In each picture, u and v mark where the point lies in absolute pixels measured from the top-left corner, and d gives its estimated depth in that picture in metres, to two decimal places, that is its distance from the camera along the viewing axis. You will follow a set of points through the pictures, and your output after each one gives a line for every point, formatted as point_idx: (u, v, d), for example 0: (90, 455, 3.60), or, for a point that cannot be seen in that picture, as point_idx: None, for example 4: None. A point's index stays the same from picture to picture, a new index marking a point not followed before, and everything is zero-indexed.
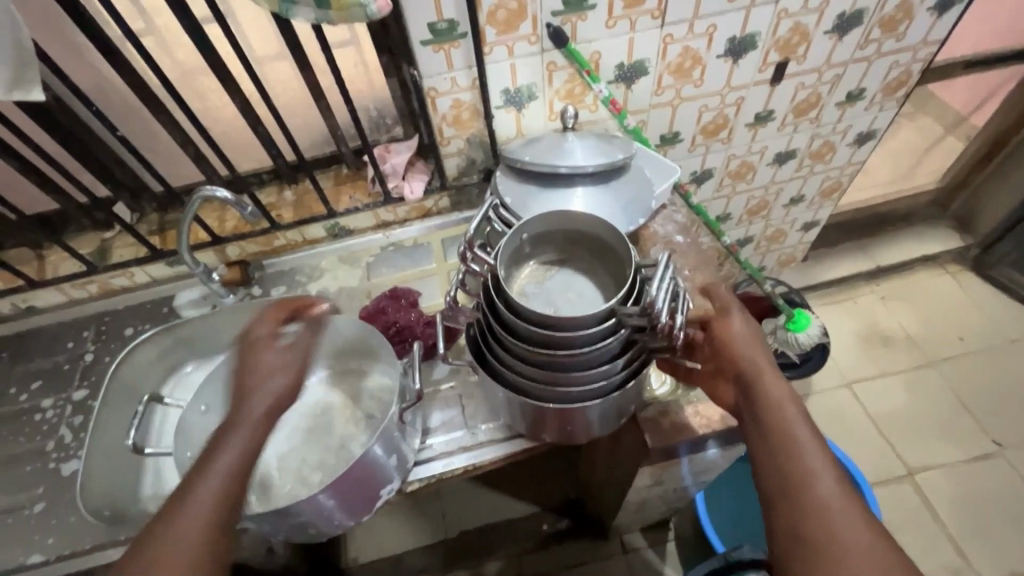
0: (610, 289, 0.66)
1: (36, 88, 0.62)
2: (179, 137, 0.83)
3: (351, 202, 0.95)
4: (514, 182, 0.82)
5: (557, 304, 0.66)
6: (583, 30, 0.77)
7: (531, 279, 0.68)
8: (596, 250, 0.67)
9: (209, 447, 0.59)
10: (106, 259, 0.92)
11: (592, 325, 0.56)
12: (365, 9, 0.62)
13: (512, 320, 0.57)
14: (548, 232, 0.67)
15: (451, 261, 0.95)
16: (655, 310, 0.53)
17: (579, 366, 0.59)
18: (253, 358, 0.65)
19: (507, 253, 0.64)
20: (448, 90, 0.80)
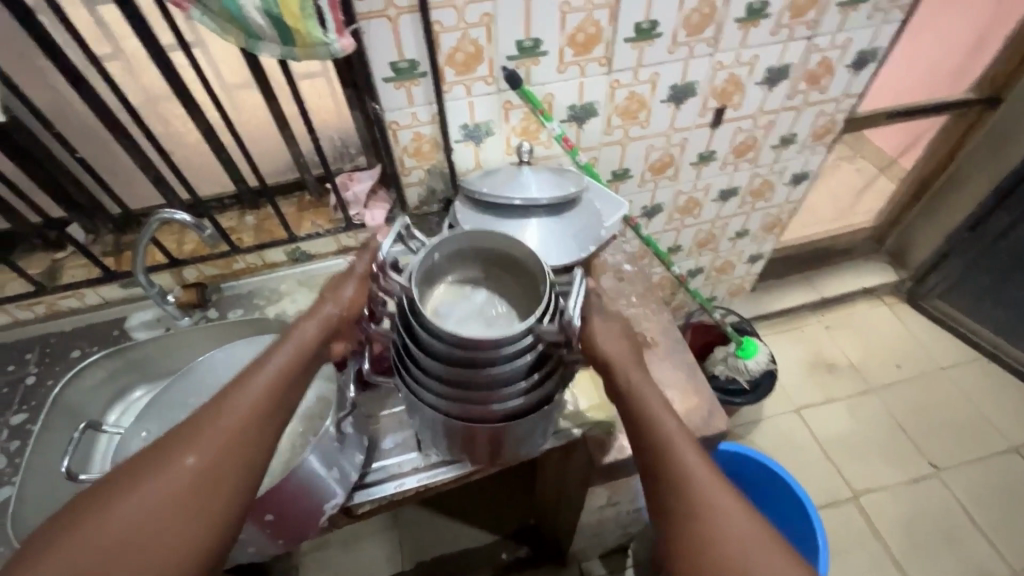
0: (526, 299, 0.68)
1: None
2: (140, 160, 0.83)
3: (313, 227, 0.97)
4: (474, 212, 0.86)
5: (478, 323, 0.67)
6: (537, 73, 0.83)
7: (448, 296, 0.69)
8: (516, 269, 0.68)
9: (196, 433, 0.52)
10: (55, 280, 0.91)
11: (512, 342, 0.55)
12: (328, 47, 0.66)
13: (429, 340, 0.57)
14: (467, 248, 0.68)
15: None
16: (572, 328, 0.57)
17: (500, 384, 0.59)
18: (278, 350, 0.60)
19: (422, 274, 0.64)
20: (410, 124, 0.85)
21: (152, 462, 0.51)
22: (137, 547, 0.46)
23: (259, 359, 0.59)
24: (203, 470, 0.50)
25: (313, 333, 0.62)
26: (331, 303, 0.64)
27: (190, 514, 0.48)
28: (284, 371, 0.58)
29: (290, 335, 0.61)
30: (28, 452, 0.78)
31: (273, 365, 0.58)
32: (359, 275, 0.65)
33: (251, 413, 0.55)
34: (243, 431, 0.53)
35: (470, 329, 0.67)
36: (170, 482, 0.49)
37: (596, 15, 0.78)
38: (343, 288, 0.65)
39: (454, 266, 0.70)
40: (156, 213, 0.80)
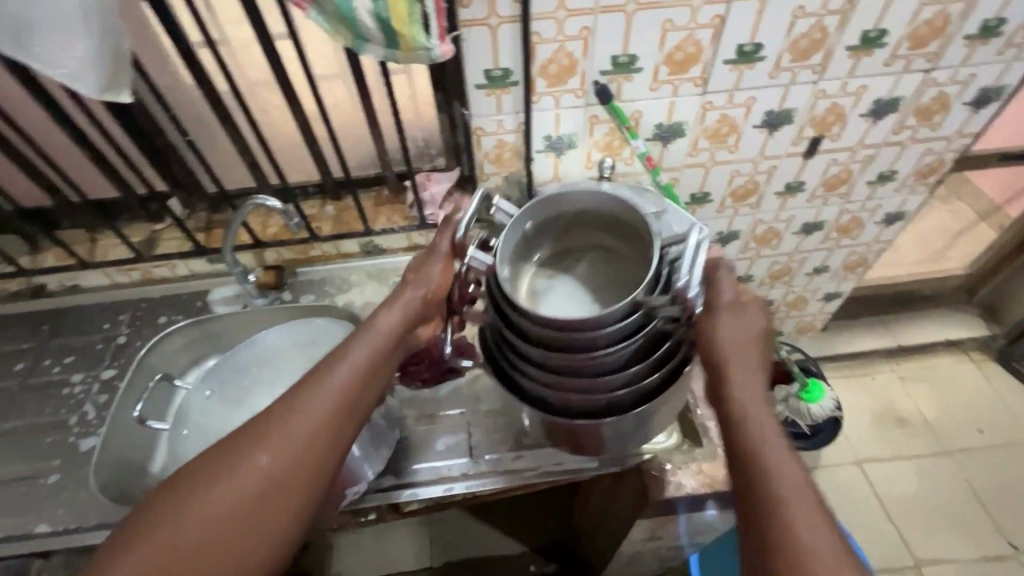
0: (622, 269, 0.70)
1: (125, 92, 0.66)
2: (239, 145, 0.88)
3: (388, 223, 1.00)
4: None
5: (571, 299, 0.70)
6: (628, 89, 0.81)
7: (540, 275, 0.72)
8: (610, 234, 0.70)
9: (271, 431, 0.55)
10: (152, 250, 0.97)
11: (622, 320, 0.58)
12: (429, 52, 0.67)
13: (528, 323, 0.59)
14: (554, 222, 0.71)
15: None
16: (686, 297, 0.58)
17: (603, 369, 0.60)
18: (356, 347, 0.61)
19: (512, 245, 0.67)
20: (494, 131, 0.85)
21: (230, 456, 0.54)
22: (215, 539, 0.50)
23: (338, 353, 0.61)
24: (278, 471, 0.53)
25: (391, 327, 0.63)
26: (419, 286, 0.66)
27: (265, 516, 0.52)
28: (360, 370, 0.60)
29: (368, 331, 0.62)
30: (114, 407, 0.84)
31: (351, 363, 0.60)
32: (442, 256, 0.66)
33: (323, 416, 0.56)
34: (313, 437, 0.55)
35: (565, 306, 0.69)
36: (246, 481, 0.52)
37: (697, 34, 0.76)
38: (427, 271, 0.66)
39: (540, 244, 0.72)
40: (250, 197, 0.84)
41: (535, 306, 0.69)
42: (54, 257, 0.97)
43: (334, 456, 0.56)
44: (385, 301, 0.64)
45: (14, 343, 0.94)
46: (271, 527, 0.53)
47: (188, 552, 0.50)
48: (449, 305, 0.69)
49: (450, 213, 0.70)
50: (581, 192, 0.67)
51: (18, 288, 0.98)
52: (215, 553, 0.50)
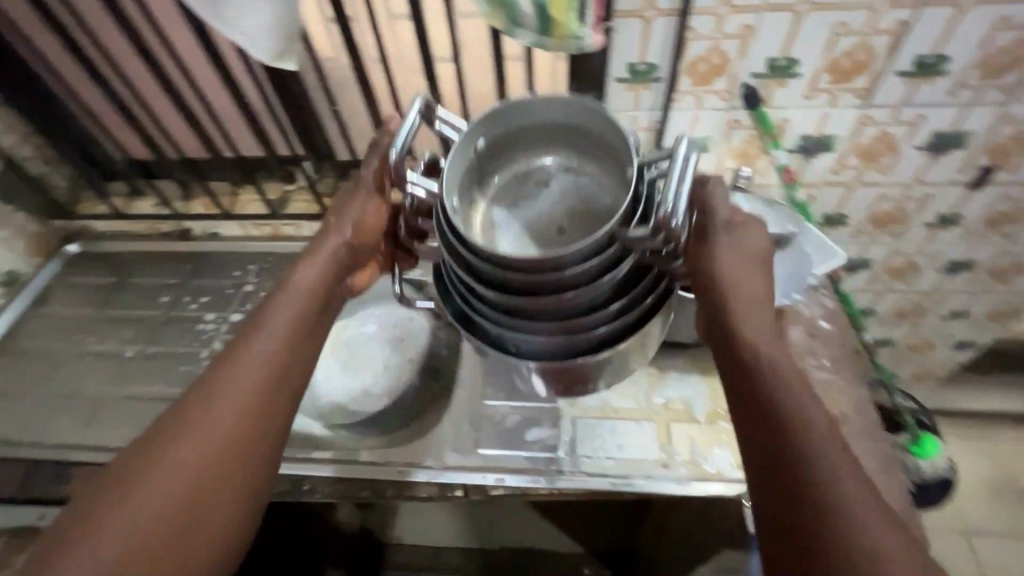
0: (593, 194, 0.58)
1: (293, 61, 0.69)
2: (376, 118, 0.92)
3: None
4: None
5: (545, 227, 0.58)
6: (780, 95, 0.76)
7: (500, 201, 0.60)
8: (581, 151, 0.59)
9: (220, 382, 0.53)
10: (285, 208, 1.06)
11: (590, 256, 0.48)
12: (581, 41, 0.66)
13: (484, 266, 0.50)
14: (518, 136, 0.59)
15: None
16: (670, 227, 0.45)
17: (570, 311, 0.52)
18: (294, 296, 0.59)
19: (462, 168, 0.56)
20: (626, 127, 0.82)
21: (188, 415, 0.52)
22: (185, 488, 0.48)
23: (262, 316, 0.58)
24: (240, 413, 0.52)
25: (315, 282, 0.61)
26: (346, 227, 0.64)
27: (236, 456, 0.51)
28: (291, 324, 0.58)
29: (292, 290, 0.60)
30: None
31: (279, 322, 0.57)
32: (372, 194, 0.64)
33: (271, 359, 0.55)
34: (268, 375, 0.54)
35: (527, 237, 0.58)
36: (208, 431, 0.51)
37: (872, 41, 0.69)
38: (351, 209, 0.65)
39: (506, 166, 0.60)
40: None
41: (493, 240, 0.58)
42: (202, 206, 1.08)
43: (289, 389, 0.56)
44: (303, 258, 0.62)
45: (161, 278, 1.05)
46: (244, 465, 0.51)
47: (161, 509, 0.47)
48: (395, 234, 0.69)
49: (384, 136, 0.64)
50: (540, 99, 0.56)
51: (168, 230, 1.10)
52: (190, 499, 0.48)
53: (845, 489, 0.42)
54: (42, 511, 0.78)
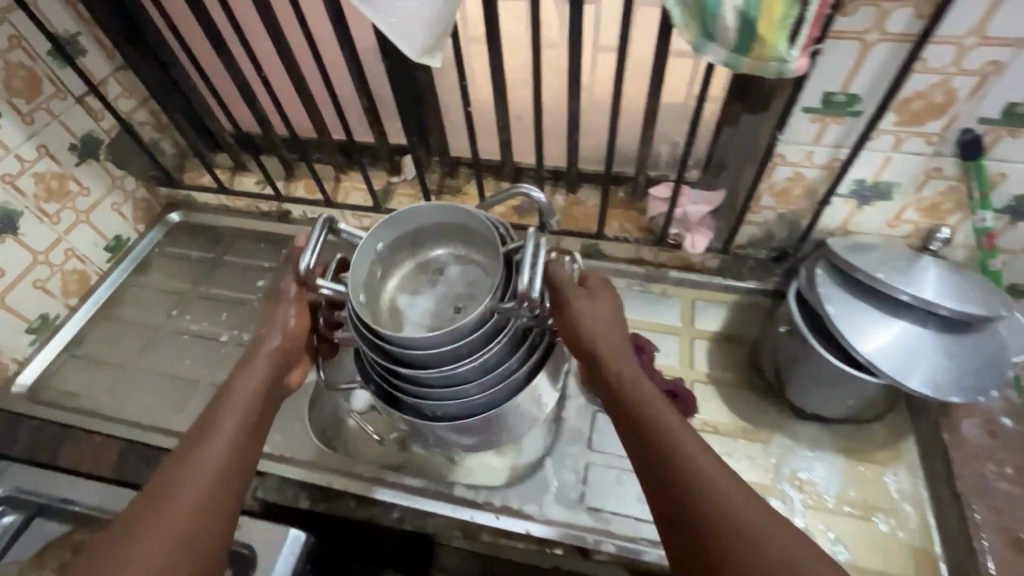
0: (478, 273, 0.65)
1: (440, 56, 0.61)
2: (502, 120, 0.84)
3: (620, 231, 0.91)
4: (843, 294, 0.68)
5: (445, 310, 0.65)
6: (1007, 146, 0.62)
7: (404, 289, 0.67)
8: (460, 235, 0.66)
9: (190, 447, 0.52)
10: (387, 202, 1.01)
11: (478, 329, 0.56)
12: (784, 65, 0.55)
13: (396, 347, 0.56)
14: (409, 236, 0.66)
15: (699, 368, 0.82)
16: (531, 297, 0.53)
17: (473, 376, 0.59)
18: (256, 365, 0.58)
19: (365, 269, 0.62)
20: (797, 162, 0.70)
21: (161, 486, 0.50)
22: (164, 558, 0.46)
23: (204, 424, 0.54)
24: (214, 473, 0.51)
25: (252, 391, 0.57)
26: (272, 334, 0.60)
27: (211, 518, 0.49)
28: (235, 430, 0.54)
29: (226, 406, 0.55)
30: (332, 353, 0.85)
31: (223, 430, 0.53)
32: (293, 298, 0.61)
33: (242, 419, 0.55)
34: (242, 437, 0.54)
35: (431, 319, 0.65)
36: (183, 498, 0.49)
37: None
38: (277, 316, 0.61)
39: (402, 259, 0.67)
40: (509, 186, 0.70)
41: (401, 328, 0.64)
42: (303, 189, 1.04)
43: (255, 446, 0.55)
44: (239, 369, 0.58)
45: (258, 260, 1.02)
46: (215, 528, 0.49)
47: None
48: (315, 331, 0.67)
49: (292, 247, 0.64)
50: (426, 204, 0.62)
51: (268, 210, 1.07)
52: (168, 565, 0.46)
53: (719, 492, 0.48)
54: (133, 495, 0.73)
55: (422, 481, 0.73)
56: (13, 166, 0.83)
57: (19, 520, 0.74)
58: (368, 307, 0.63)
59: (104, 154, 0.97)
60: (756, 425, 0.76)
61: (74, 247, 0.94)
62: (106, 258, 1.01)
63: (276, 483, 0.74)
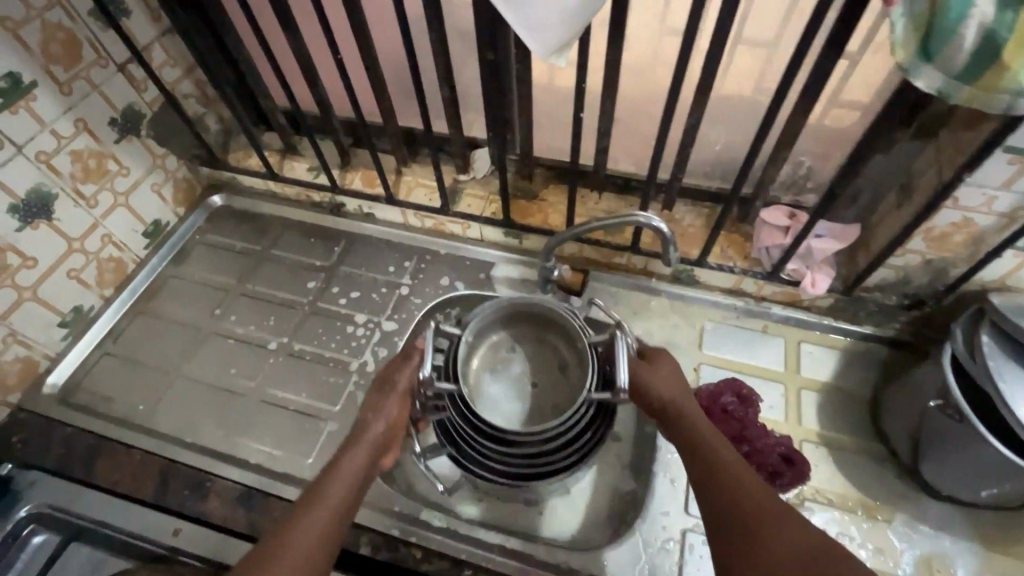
0: (558, 355, 0.70)
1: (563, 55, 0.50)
2: (606, 125, 0.72)
3: (722, 257, 0.80)
4: (1020, 369, 0.56)
5: (523, 388, 0.71)
6: None
7: (485, 368, 0.70)
8: (542, 322, 0.70)
9: (281, 528, 0.49)
10: (454, 202, 0.90)
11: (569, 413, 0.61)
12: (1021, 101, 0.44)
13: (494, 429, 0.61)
14: (490, 322, 0.69)
15: (807, 425, 0.73)
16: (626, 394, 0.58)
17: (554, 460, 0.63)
18: (360, 445, 0.57)
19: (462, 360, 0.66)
20: (971, 206, 0.59)
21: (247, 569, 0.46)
22: None
23: (306, 499, 0.52)
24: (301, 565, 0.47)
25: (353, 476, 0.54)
26: (375, 423, 0.58)
27: None
28: (329, 517, 0.51)
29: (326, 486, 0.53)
30: None
31: (318, 514, 0.50)
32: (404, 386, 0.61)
33: (337, 508, 0.52)
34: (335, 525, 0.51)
35: (511, 399, 0.69)
36: None
37: None
38: (385, 406, 0.60)
39: (481, 340, 0.70)
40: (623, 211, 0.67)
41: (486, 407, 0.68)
42: (361, 180, 0.94)
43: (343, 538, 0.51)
44: (342, 449, 0.57)
45: (307, 258, 0.93)
46: None
47: None
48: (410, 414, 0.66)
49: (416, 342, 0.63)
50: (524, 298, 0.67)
51: (319, 200, 0.97)
52: None
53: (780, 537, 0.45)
54: (177, 524, 0.67)
55: (496, 537, 0.66)
56: (49, 142, 0.73)
57: (55, 541, 0.70)
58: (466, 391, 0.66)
59: (146, 130, 0.87)
60: (873, 499, 0.67)
61: (111, 233, 0.85)
62: (144, 245, 0.92)
63: None
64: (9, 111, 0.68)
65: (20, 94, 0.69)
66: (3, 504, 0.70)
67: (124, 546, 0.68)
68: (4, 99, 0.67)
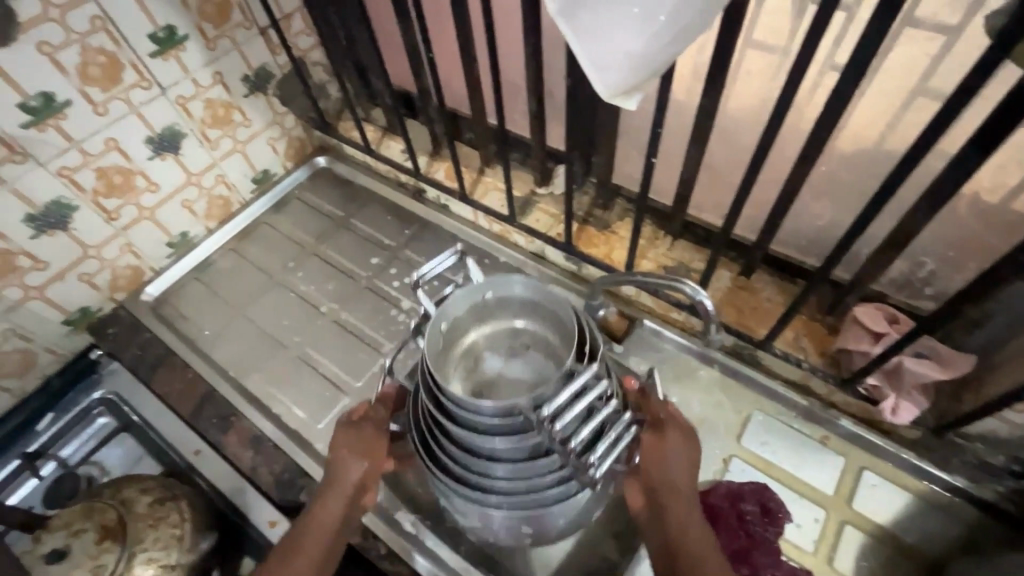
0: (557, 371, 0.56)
1: (636, 100, 0.46)
2: (690, 172, 0.65)
3: (792, 344, 0.71)
4: None
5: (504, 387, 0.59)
6: None
7: (490, 338, 0.60)
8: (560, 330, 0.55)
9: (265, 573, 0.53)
10: (523, 213, 0.88)
11: (493, 420, 0.48)
12: None
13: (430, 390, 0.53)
14: (517, 296, 0.57)
15: (839, 568, 0.62)
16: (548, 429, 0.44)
17: (480, 466, 0.53)
18: (334, 492, 0.57)
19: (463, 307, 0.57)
20: None
21: None
22: None
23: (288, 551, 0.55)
24: None
25: (340, 514, 0.57)
26: (355, 466, 0.58)
27: None
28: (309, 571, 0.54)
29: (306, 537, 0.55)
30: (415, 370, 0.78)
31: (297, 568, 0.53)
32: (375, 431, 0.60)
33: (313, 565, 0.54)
34: None
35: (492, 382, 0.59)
36: None
37: None
38: (359, 448, 0.59)
39: (502, 311, 0.59)
40: (670, 272, 0.63)
41: (463, 372, 0.59)
42: (444, 172, 0.95)
43: None
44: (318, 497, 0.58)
45: (379, 234, 0.97)
46: None
47: None
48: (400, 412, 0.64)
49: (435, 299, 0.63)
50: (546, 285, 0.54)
51: (405, 182, 1.01)
52: None
53: None
54: (199, 446, 0.76)
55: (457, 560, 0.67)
56: (188, 89, 0.84)
57: (113, 426, 0.83)
58: (450, 337, 0.58)
59: (272, 89, 0.95)
60: None
61: (224, 174, 0.96)
62: (251, 190, 1.02)
63: None
64: (162, 58, 0.79)
65: (172, 44, 0.79)
66: (87, 384, 0.85)
67: (159, 449, 0.79)
68: (159, 47, 0.78)
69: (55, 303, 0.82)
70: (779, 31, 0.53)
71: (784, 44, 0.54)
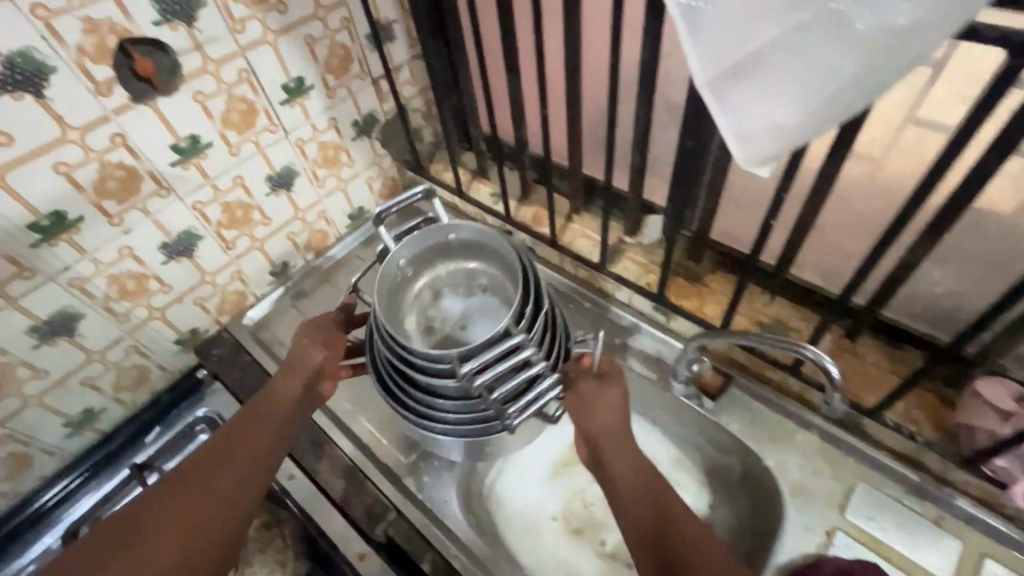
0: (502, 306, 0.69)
1: (768, 166, 0.46)
2: (802, 233, 0.65)
3: (905, 416, 0.69)
4: None
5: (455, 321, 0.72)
6: None
7: (446, 279, 0.73)
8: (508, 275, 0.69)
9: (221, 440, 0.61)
10: (612, 261, 0.89)
11: (430, 359, 0.59)
12: None
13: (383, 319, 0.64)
14: (472, 241, 0.70)
15: None
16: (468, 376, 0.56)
17: (420, 399, 0.63)
18: (291, 374, 0.66)
19: (423, 246, 0.70)
20: None
21: (191, 480, 0.58)
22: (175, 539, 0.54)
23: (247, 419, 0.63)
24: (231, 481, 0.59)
25: (296, 393, 0.66)
26: (317, 351, 0.67)
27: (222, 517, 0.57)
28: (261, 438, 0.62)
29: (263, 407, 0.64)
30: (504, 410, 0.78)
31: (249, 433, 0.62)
32: (334, 329, 0.69)
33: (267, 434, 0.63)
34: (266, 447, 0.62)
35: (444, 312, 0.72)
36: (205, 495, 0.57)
37: None
38: (318, 341, 0.68)
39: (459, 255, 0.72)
40: (791, 338, 0.62)
41: (420, 303, 0.72)
42: (533, 217, 0.98)
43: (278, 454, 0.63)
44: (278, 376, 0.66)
45: None
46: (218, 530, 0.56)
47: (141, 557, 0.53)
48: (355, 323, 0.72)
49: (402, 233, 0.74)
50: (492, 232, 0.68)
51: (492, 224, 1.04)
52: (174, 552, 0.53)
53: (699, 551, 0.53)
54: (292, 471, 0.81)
55: None
56: (307, 133, 0.91)
57: None
58: (409, 270, 0.71)
59: (376, 133, 1.02)
60: None
61: (327, 210, 1.02)
62: (346, 225, 1.08)
63: (411, 529, 0.74)
64: (290, 105, 0.86)
65: (299, 93, 0.86)
66: (192, 400, 0.95)
67: None
68: (289, 95, 0.85)
69: (172, 323, 0.88)
70: (914, 103, 0.53)
71: (919, 115, 0.54)
